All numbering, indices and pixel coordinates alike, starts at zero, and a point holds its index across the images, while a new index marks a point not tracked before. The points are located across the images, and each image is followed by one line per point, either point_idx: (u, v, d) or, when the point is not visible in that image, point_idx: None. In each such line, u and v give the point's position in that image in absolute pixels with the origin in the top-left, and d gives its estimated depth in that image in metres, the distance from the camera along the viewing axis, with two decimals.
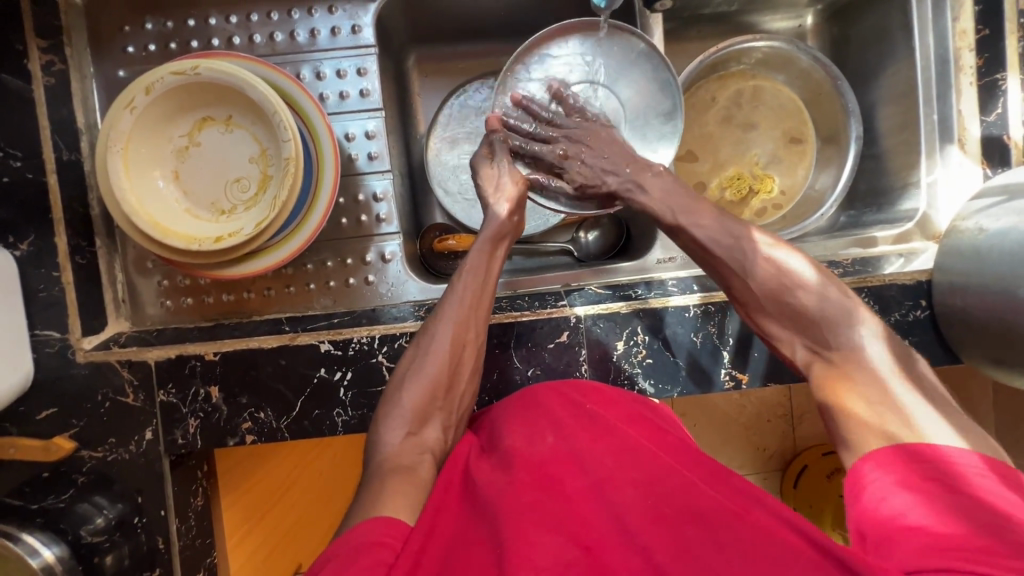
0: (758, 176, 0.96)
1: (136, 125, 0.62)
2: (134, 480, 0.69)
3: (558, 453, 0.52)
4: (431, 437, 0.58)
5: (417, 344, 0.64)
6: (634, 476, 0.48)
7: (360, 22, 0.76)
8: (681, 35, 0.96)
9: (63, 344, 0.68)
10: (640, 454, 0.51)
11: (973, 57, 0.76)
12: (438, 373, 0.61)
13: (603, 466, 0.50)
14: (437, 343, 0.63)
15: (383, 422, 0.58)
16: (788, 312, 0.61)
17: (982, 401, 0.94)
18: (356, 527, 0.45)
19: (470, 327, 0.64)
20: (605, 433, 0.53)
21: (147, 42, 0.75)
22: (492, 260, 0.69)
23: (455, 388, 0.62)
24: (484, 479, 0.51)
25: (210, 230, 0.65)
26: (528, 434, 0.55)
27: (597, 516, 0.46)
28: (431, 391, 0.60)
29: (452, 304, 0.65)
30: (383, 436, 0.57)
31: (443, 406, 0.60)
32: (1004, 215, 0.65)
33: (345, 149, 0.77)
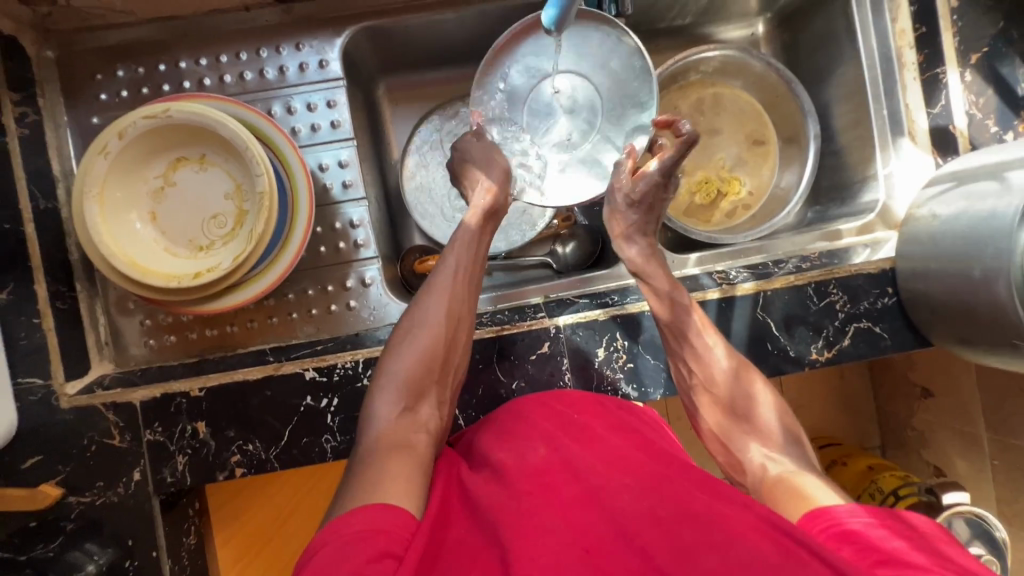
0: (724, 179, 0.99)
1: (110, 169, 0.64)
2: (124, 523, 0.69)
3: (550, 464, 0.52)
4: (427, 413, 0.62)
5: (410, 321, 0.67)
6: (627, 481, 0.48)
7: (327, 57, 0.78)
8: (640, 50, 1.00)
9: (47, 390, 0.68)
10: (631, 460, 0.51)
11: (914, 54, 0.80)
12: (434, 344, 0.65)
13: (596, 474, 0.50)
14: (432, 315, 0.66)
15: (381, 393, 0.62)
16: (718, 385, 0.67)
17: (962, 383, 0.96)
18: (354, 512, 0.47)
19: (463, 302, 0.69)
20: (592, 441, 0.54)
21: (118, 89, 0.77)
22: (478, 247, 0.73)
23: (448, 362, 0.66)
24: (479, 498, 0.51)
25: (189, 267, 0.66)
26: (518, 447, 0.55)
27: (596, 523, 0.45)
28: (427, 363, 0.64)
29: (446, 279, 0.69)
30: (380, 406, 0.60)
31: (438, 378, 0.64)
32: (953, 201, 0.69)
33: (320, 179, 0.78)
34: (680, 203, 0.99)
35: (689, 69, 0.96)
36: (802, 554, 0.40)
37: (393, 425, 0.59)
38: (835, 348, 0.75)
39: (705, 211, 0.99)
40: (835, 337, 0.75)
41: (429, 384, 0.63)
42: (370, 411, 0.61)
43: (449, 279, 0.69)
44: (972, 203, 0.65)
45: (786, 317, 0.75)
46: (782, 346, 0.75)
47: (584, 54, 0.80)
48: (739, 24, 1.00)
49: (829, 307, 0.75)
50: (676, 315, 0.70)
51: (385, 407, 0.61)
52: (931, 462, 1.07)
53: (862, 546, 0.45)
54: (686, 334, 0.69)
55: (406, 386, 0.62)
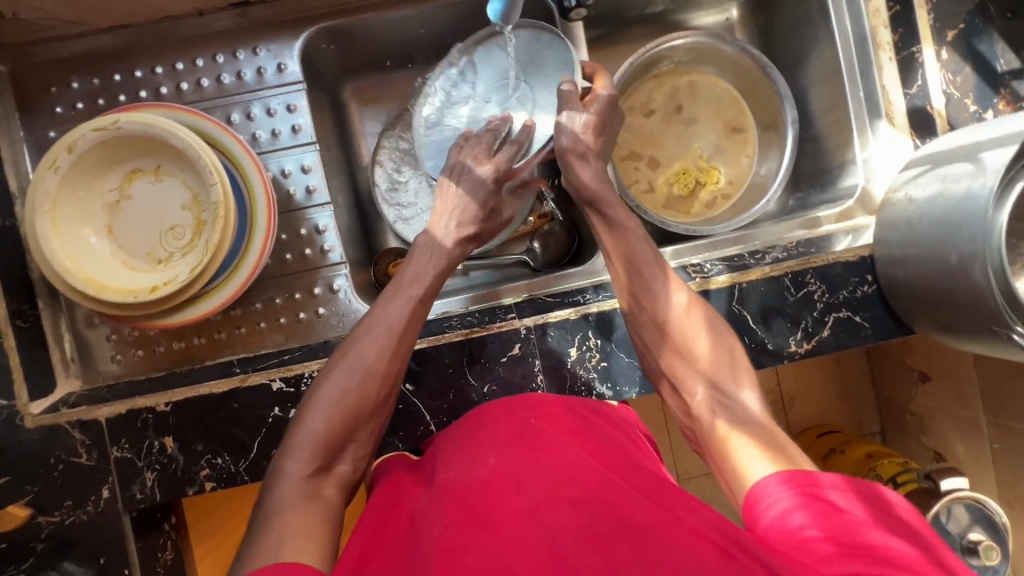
0: (703, 169, 0.97)
1: (62, 184, 0.62)
2: (95, 541, 0.68)
3: (497, 477, 0.51)
4: (339, 472, 0.59)
5: (338, 365, 0.64)
6: (570, 494, 0.47)
7: (285, 61, 0.77)
8: (613, 39, 0.97)
9: (11, 411, 0.67)
10: (582, 471, 0.50)
11: (888, 33, 0.77)
12: (358, 398, 0.62)
13: (541, 485, 0.48)
14: (363, 365, 0.63)
15: (293, 451, 0.57)
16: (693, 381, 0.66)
17: (957, 366, 0.94)
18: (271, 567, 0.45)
19: (397, 351, 0.65)
20: (543, 452, 0.53)
21: (74, 101, 0.76)
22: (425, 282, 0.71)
23: (371, 418, 0.63)
24: (424, 517, 0.50)
25: (147, 281, 0.65)
26: (468, 462, 0.54)
27: (533, 537, 0.43)
28: (349, 419, 0.61)
29: (383, 322, 0.66)
30: (289, 465, 0.56)
31: (358, 436, 0.61)
32: (929, 183, 0.66)
33: (283, 185, 0.77)
34: (659, 195, 0.96)
35: (661, 58, 0.94)
36: (743, 559, 0.39)
37: (303, 486, 0.55)
38: (814, 339, 0.73)
39: (683, 202, 0.97)
40: (814, 328, 0.73)
41: (347, 442, 0.60)
42: (280, 468, 0.56)
43: (396, 320, 0.67)
44: (947, 185, 0.63)
45: (763, 309, 0.73)
46: (760, 339, 0.73)
47: (533, 54, 0.78)
48: (713, 9, 0.97)
49: (807, 297, 0.73)
50: (648, 283, 0.69)
51: (296, 466, 0.56)
52: (931, 448, 1.05)
53: (827, 515, 0.45)
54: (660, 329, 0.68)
55: (322, 446, 0.58)
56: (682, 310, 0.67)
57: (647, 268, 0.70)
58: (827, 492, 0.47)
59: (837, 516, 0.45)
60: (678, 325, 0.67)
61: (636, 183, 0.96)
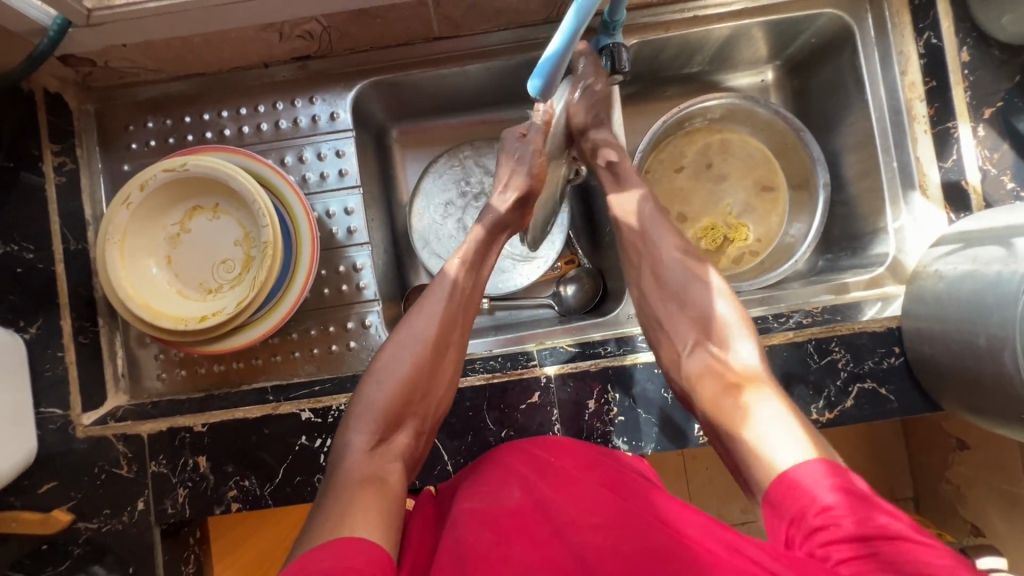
0: (731, 226, 0.98)
1: (132, 218, 0.69)
2: (127, 549, 0.72)
3: (524, 505, 0.55)
4: (399, 442, 0.66)
5: (397, 343, 0.71)
6: (596, 521, 0.51)
7: (337, 109, 0.82)
8: (650, 95, 0.99)
9: (65, 420, 0.73)
10: (602, 499, 0.54)
11: (924, 107, 0.79)
12: (415, 373, 0.69)
13: (566, 511, 0.53)
14: (419, 344, 0.70)
15: (357, 423, 0.65)
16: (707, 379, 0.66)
17: (1001, 438, 0.90)
18: (334, 544, 0.50)
19: (450, 330, 0.72)
20: (568, 483, 0.57)
21: (147, 138, 0.83)
22: (480, 269, 0.78)
23: (430, 391, 0.69)
24: (453, 535, 0.54)
25: (199, 310, 0.71)
26: (494, 491, 0.58)
27: (563, 558, 0.48)
28: (406, 394, 0.67)
29: (435, 303, 0.73)
30: (355, 438, 0.64)
31: (417, 409, 0.68)
32: (960, 262, 0.66)
33: (326, 225, 0.82)
34: None
35: (694, 116, 0.96)
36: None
37: (366, 457, 0.63)
38: (837, 409, 0.73)
39: (711, 257, 0.98)
40: (837, 397, 0.73)
41: (406, 417, 0.67)
42: (346, 439, 0.64)
43: (441, 303, 0.72)
44: (978, 267, 0.63)
45: (784, 374, 0.73)
46: None
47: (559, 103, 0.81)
48: (750, 71, 0.98)
49: (831, 365, 0.73)
50: (686, 271, 0.73)
51: (359, 439, 0.64)
52: (968, 520, 1.00)
53: (860, 504, 0.48)
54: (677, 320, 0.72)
55: (382, 420, 0.66)
56: (714, 301, 0.71)
57: (673, 256, 0.75)
58: (848, 487, 0.49)
59: (856, 503, 0.48)
60: (704, 309, 0.71)
61: None
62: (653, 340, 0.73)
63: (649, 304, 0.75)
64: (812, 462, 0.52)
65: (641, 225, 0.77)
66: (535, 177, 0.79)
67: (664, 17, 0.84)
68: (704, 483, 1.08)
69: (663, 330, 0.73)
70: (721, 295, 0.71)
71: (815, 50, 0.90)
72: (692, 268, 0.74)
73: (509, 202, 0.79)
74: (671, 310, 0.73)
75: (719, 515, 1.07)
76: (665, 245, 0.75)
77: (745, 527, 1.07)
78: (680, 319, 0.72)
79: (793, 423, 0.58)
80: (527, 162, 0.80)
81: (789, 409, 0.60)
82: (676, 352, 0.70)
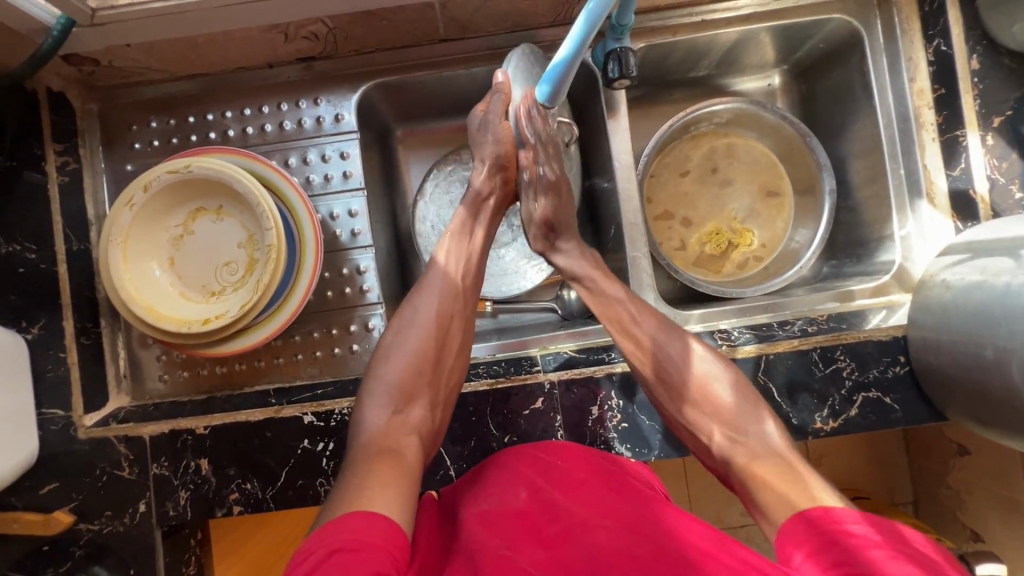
0: (736, 231, 0.98)
1: (135, 219, 0.69)
2: (128, 551, 0.72)
3: (532, 507, 0.55)
4: (416, 414, 0.66)
5: (401, 320, 0.72)
6: (607, 523, 0.52)
7: (342, 111, 0.82)
8: (656, 98, 0.99)
9: (67, 421, 0.73)
10: (612, 503, 0.55)
11: (932, 114, 0.78)
12: (423, 348, 0.69)
13: (576, 512, 0.53)
14: (423, 319, 0.71)
15: (372, 401, 0.66)
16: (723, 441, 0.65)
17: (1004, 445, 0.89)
18: (352, 518, 0.50)
19: (452, 304, 0.73)
20: (576, 486, 0.57)
21: (151, 138, 0.83)
22: (474, 236, 0.78)
23: (440, 365, 0.70)
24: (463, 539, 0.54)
25: (201, 312, 0.71)
26: (501, 492, 0.58)
27: (573, 556, 0.49)
28: (418, 366, 0.68)
29: (435, 282, 0.74)
30: (371, 412, 0.64)
31: (431, 381, 0.68)
32: (968, 273, 0.66)
33: (330, 227, 0.82)
34: (690, 253, 0.98)
35: (700, 121, 0.96)
36: None
37: (384, 430, 0.63)
38: (841, 418, 0.73)
39: (715, 262, 0.98)
40: (841, 406, 0.73)
41: (420, 388, 0.67)
42: (362, 417, 0.65)
43: (438, 278, 0.74)
44: (987, 278, 0.62)
45: (789, 382, 0.73)
46: (785, 413, 0.73)
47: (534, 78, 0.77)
48: (756, 75, 0.98)
49: (835, 374, 0.73)
50: (665, 341, 0.71)
51: (376, 414, 0.65)
52: (967, 525, 1.00)
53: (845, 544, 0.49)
54: (673, 395, 0.68)
55: (396, 393, 0.66)
56: (715, 386, 0.68)
57: (671, 346, 0.71)
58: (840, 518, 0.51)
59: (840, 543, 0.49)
60: (713, 398, 0.67)
61: (669, 240, 0.98)
62: (675, 428, 0.70)
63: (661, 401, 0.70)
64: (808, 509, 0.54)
65: (623, 315, 0.74)
66: (506, 148, 0.78)
67: (671, 21, 0.84)
68: (705, 486, 1.08)
69: (681, 421, 0.69)
70: (705, 368, 0.69)
71: (823, 55, 0.90)
72: (676, 349, 0.71)
73: (484, 173, 0.79)
74: (669, 396, 0.69)
75: (719, 519, 1.07)
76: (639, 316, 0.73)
77: (745, 530, 1.07)
78: (692, 413, 0.68)
79: (788, 477, 0.58)
80: (494, 133, 0.78)
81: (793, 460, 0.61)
82: (698, 438, 0.67)
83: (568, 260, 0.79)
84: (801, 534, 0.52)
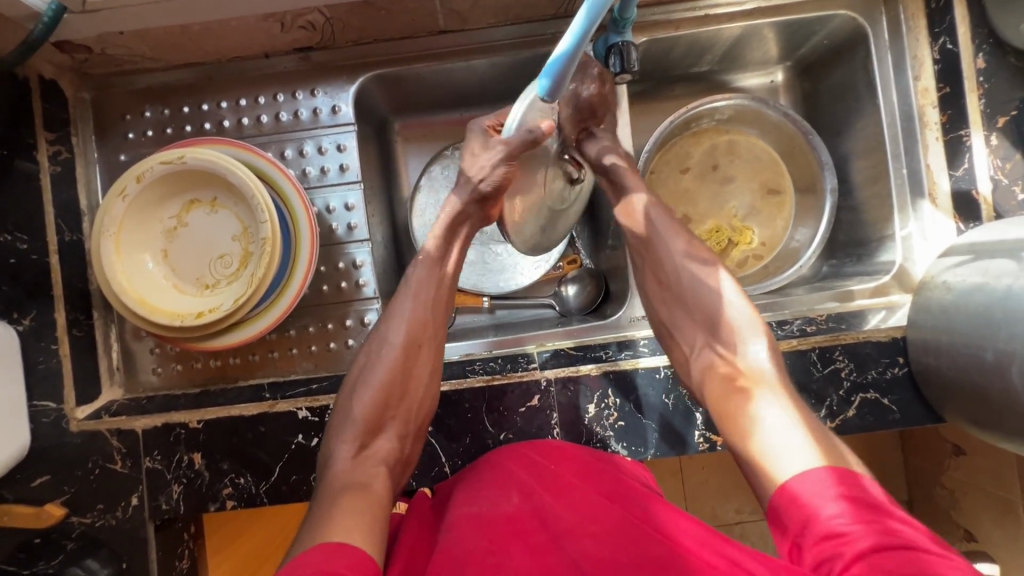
0: (736, 229, 0.97)
1: (127, 211, 0.68)
2: (120, 545, 0.71)
3: (522, 511, 0.55)
4: (381, 447, 0.66)
5: (370, 351, 0.72)
6: (594, 528, 0.51)
7: (339, 102, 0.81)
8: (656, 95, 0.98)
9: (59, 414, 0.72)
10: (601, 507, 0.54)
11: (936, 113, 0.77)
12: (390, 380, 0.69)
13: (564, 517, 0.53)
14: (390, 348, 0.70)
15: (338, 436, 0.66)
16: (711, 364, 0.68)
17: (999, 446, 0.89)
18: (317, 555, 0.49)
19: (420, 330, 0.72)
20: (566, 489, 0.57)
21: (145, 128, 0.81)
22: (444, 261, 0.76)
23: (408, 395, 0.69)
24: (449, 537, 0.54)
25: (194, 305, 0.70)
26: (491, 495, 0.57)
27: (559, 566, 0.49)
28: (384, 398, 0.68)
29: (403, 307, 0.72)
30: (338, 448, 0.65)
31: (396, 414, 0.68)
32: (970, 274, 0.65)
33: (326, 220, 0.81)
34: None
35: (702, 117, 0.94)
36: None
37: (349, 465, 0.64)
38: (838, 419, 0.72)
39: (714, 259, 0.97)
40: (839, 407, 0.72)
41: (386, 421, 0.68)
42: (330, 450, 0.66)
43: (409, 304, 0.72)
44: (989, 280, 0.62)
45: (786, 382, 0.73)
46: None
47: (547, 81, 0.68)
48: (759, 71, 0.97)
49: (833, 374, 0.72)
50: (691, 269, 0.73)
51: (342, 448, 0.65)
52: (962, 525, 1.00)
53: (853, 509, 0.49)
54: (681, 302, 0.72)
55: (362, 427, 0.67)
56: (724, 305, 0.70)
57: (695, 269, 0.72)
58: (849, 493, 0.50)
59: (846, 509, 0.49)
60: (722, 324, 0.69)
61: None
62: (665, 344, 0.73)
63: (656, 305, 0.75)
64: (817, 469, 0.53)
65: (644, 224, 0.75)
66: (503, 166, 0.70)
67: (674, 15, 0.82)
68: (700, 483, 1.07)
69: (666, 330, 0.73)
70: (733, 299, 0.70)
71: (828, 51, 0.88)
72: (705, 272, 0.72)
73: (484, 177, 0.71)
74: (672, 307, 0.73)
75: (713, 516, 1.07)
76: (671, 236, 0.74)
77: (740, 527, 1.07)
78: (685, 320, 0.72)
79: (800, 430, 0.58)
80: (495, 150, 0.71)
81: (798, 411, 0.60)
82: (684, 350, 0.71)
83: (600, 152, 0.77)
84: (801, 507, 0.52)
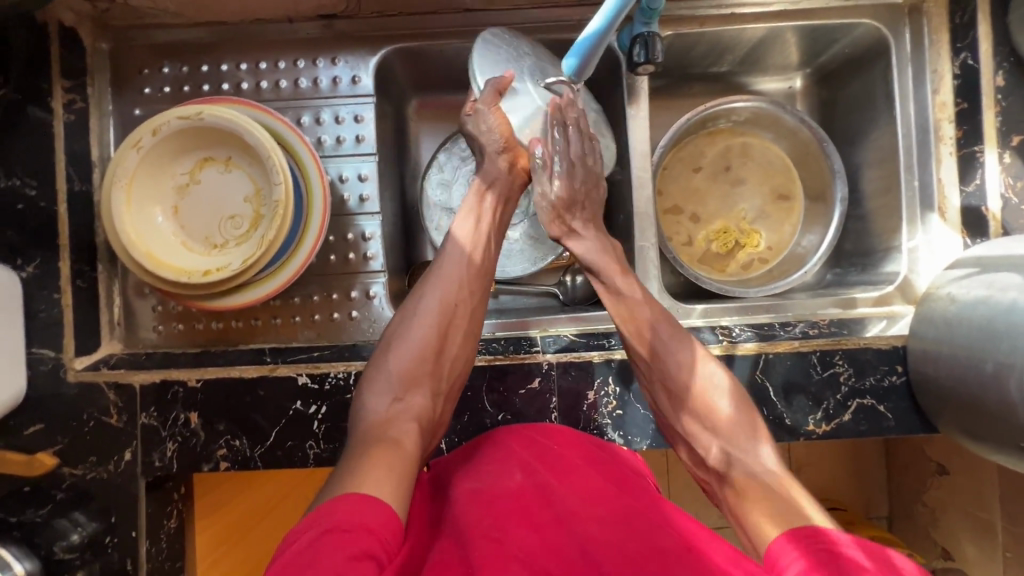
0: (744, 232, 0.97)
1: (141, 162, 0.67)
2: (109, 498, 0.71)
3: (526, 489, 0.55)
4: (415, 402, 0.66)
5: (407, 311, 0.71)
6: (598, 512, 0.52)
7: (359, 73, 0.80)
8: (675, 92, 0.98)
9: (57, 362, 0.71)
10: (605, 491, 0.55)
11: (952, 128, 0.78)
12: (428, 338, 0.69)
13: (569, 499, 0.54)
14: (433, 307, 0.70)
15: (372, 386, 0.66)
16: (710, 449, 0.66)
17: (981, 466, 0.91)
18: (342, 500, 0.50)
19: (458, 291, 0.72)
20: (570, 470, 0.57)
21: (162, 84, 0.81)
22: (482, 215, 0.75)
23: (444, 353, 0.69)
24: (455, 514, 0.55)
25: (202, 264, 0.70)
26: (495, 471, 0.58)
27: (563, 546, 0.49)
28: (423, 354, 0.68)
29: (450, 265, 0.73)
30: (371, 399, 0.65)
31: (432, 370, 0.68)
32: (974, 287, 0.66)
33: (338, 190, 0.81)
34: (696, 249, 0.97)
35: (719, 117, 0.95)
36: None
37: (386, 417, 0.63)
38: (834, 422, 0.73)
39: (720, 260, 0.97)
40: (835, 410, 0.73)
41: (420, 377, 0.67)
42: (362, 403, 0.65)
43: (455, 267, 0.72)
44: (993, 292, 0.62)
45: (786, 383, 0.73)
46: (779, 413, 0.73)
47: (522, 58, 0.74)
48: (778, 76, 0.97)
49: (832, 378, 0.73)
50: (674, 359, 0.69)
51: (377, 400, 0.65)
52: (940, 543, 1.01)
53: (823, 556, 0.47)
54: (675, 393, 0.68)
55: (398, 381, 0.67)
56: (709, 391, 0.68)
57: (677, 354, 0.69)
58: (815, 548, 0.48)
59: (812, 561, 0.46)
60: (711, 409, 0.67)
61: (676, 234, 0.97)
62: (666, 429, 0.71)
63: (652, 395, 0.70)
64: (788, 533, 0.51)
65: (641, 319, 0.71)
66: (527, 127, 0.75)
67: (700, 11, 0.83)
68: (686, 484, 1.08)
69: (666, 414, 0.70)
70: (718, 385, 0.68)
71: (849, 60, 0.89)
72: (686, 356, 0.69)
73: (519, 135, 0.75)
74: (667, 399, 0.69)
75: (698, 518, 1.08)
76: (660, 325, 0.71)
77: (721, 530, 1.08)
78: (685, 416, 0.68)
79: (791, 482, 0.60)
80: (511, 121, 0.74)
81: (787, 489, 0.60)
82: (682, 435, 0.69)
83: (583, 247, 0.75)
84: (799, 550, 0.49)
